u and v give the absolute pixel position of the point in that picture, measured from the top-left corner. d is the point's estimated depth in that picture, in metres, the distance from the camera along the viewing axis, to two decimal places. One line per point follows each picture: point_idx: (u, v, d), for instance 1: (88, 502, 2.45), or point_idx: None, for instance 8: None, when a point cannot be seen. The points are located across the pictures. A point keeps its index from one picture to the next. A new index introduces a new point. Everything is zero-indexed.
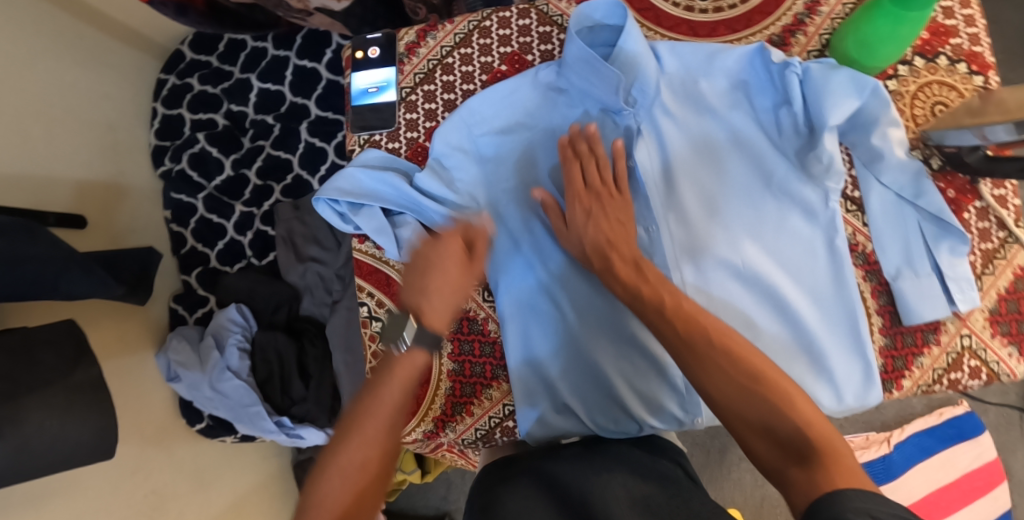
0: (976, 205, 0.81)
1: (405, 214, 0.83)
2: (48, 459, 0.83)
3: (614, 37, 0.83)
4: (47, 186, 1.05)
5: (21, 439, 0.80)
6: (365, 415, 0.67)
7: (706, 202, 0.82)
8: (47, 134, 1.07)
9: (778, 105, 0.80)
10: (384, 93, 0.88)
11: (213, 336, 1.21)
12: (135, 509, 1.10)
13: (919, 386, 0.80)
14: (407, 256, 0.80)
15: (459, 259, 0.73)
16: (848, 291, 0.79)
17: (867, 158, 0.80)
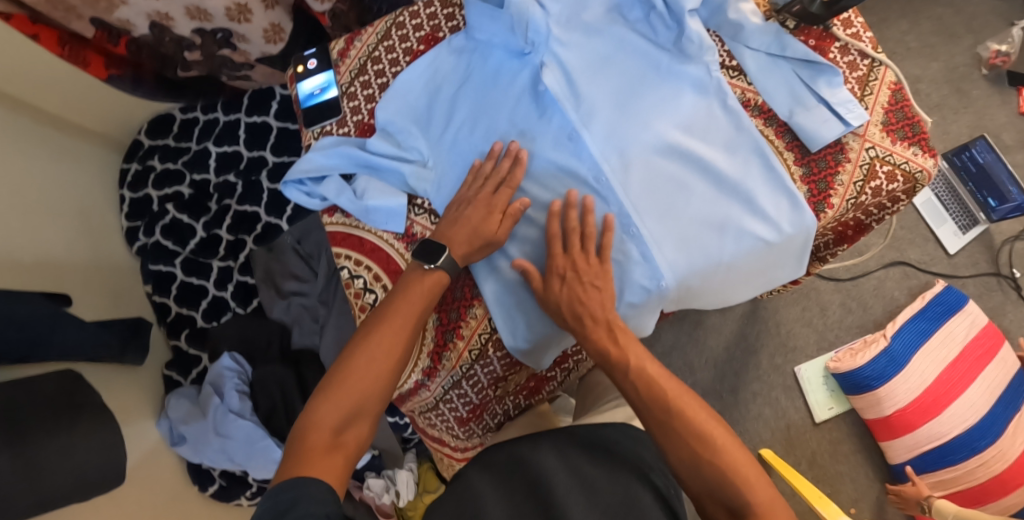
0: (836, 46, 0.95)
1: (361, 174, 0.92)
2: None
3: None
4: (26, 266, 1.13)
5: None
6: (392, 310, 0.82)
7: (612, 101, 0.92)
8: (25, 223, 1.17)
9: (647, 12, 0.94)
10: (328, 91, 1.00)
11: (211, 385, 1.23)
12: None
13: (847, 200, 0.90)
14: (373, 202, 0.89)
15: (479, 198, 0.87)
16: (752, 136, 0.89)
17: (731, 32, 0.94)
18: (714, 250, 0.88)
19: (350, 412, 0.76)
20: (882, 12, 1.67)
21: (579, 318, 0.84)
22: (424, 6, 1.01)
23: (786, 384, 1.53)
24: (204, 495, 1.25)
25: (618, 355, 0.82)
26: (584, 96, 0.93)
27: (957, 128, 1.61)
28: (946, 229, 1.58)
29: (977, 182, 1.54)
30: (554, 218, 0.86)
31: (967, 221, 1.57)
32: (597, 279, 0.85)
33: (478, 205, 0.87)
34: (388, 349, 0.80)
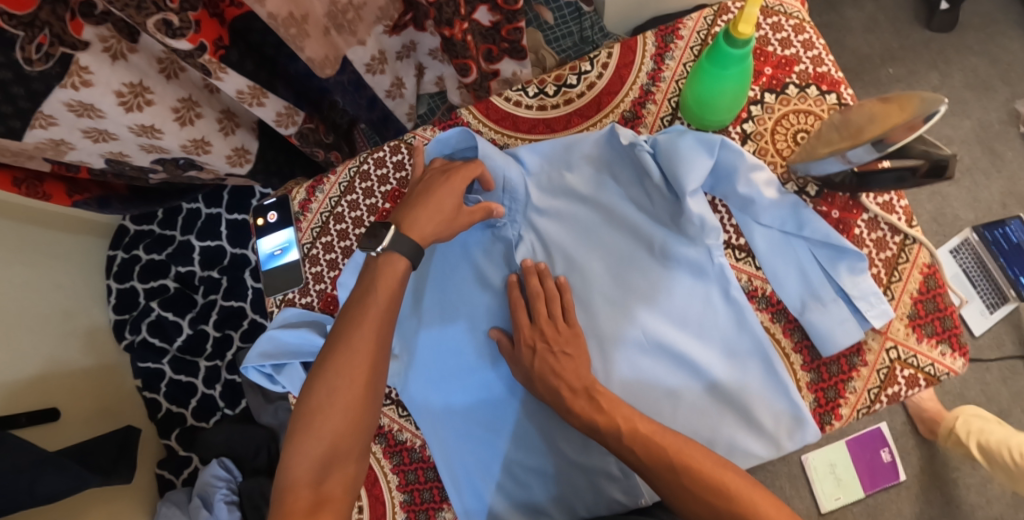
0: (864, 218, 0.82)
1: None
2: None
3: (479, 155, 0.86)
4: (10, 388, 1.09)
5: None
6: (354, 325, 0.74)
7: (597, 284, 0.83)
8: (15, 341, 1.12)
9: (641, 178, 0.82)
10: (289, 253, 0.91)
11: (201, 496, 1.21)
12: None
13: (859, 409, 0.79)
14: None
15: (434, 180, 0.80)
16: (754, 336, 0.79)
17: (740, 205, 0.81)
18: None
19: (326, 457, 0.70)
20: (912, 65, 1.42)
21: (552, 388, 0.77)
22: (390, 154, 0.90)
23: (791, 472, 1.41)
24: None
25: (606, 422, 0.73)
26: (567, 278, 0.84)
27: (989, 195, 1.37)
28: (969, 307, 1.34)
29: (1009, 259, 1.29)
30: (514, 287, 0.83)
31: (995, 298, 1.31)
32: (568, 346, 0.79)
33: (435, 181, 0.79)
34: (356, 377, 0.72)
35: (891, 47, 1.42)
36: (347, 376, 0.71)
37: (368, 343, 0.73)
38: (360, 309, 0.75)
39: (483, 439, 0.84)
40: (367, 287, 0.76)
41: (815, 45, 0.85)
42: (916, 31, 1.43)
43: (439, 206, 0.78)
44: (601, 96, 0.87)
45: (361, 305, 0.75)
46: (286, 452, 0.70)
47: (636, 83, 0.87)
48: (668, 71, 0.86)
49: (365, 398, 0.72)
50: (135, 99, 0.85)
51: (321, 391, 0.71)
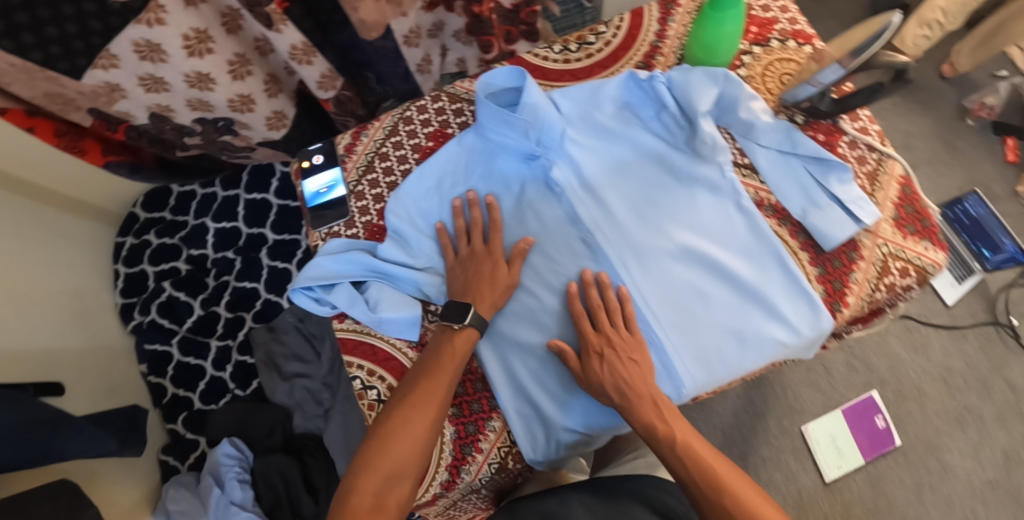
0: (845, 140, 0.94)
1: (370, 281, 0.91)
2: None
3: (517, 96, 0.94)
4: (23, 357, 1.07)
5: None
6: (428, 372, 0.82)
7: (628, 204, 0.90)
8: (17, 313, 1.10)
9: (658, 111, 0.92)
10: (335, 190, 0.98)
11: (211, 474, 1.19)
12: None
13: (863, 298, 0.89)
14: (387, 312, 0.88)
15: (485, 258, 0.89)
16: (768, 239, 0.88)
17: (742, 130, 0.92)
18: (733, 359, 0.85)
19: (388, 479, 0.77)
20: None
21: (626, 398, 0.81)
22: (432, 102, 0.99)
23: (795, 446, 1.48)
24: None
25: (665, 430, 0.80)
26: (599, 201, 0.90)
27: (949, 181, 1.55)
28: (942, 279, 1.52)
29: (970, 233, 1.51)
30: (576, 298, 0.86)
31: (962, 271, 1.52)
32: (634, 352, 0.84)
33: (484, 262, 0.89)
34: (424, 412, 0.79)
35: None
36: (416, 413, 0.79)
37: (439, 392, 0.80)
38: (433, 366, 0.82)
39: (529, 351, 0.88)
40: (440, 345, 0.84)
41: (789, 9, 1.00)
42: None
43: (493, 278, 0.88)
44: (616, 52, 0.99)
45: (436, 362, 0.83)
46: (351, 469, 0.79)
47: (646, 40, 0.98)
48: (672, 30, 0.98)
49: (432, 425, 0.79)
50: (198, 45, 0.93)
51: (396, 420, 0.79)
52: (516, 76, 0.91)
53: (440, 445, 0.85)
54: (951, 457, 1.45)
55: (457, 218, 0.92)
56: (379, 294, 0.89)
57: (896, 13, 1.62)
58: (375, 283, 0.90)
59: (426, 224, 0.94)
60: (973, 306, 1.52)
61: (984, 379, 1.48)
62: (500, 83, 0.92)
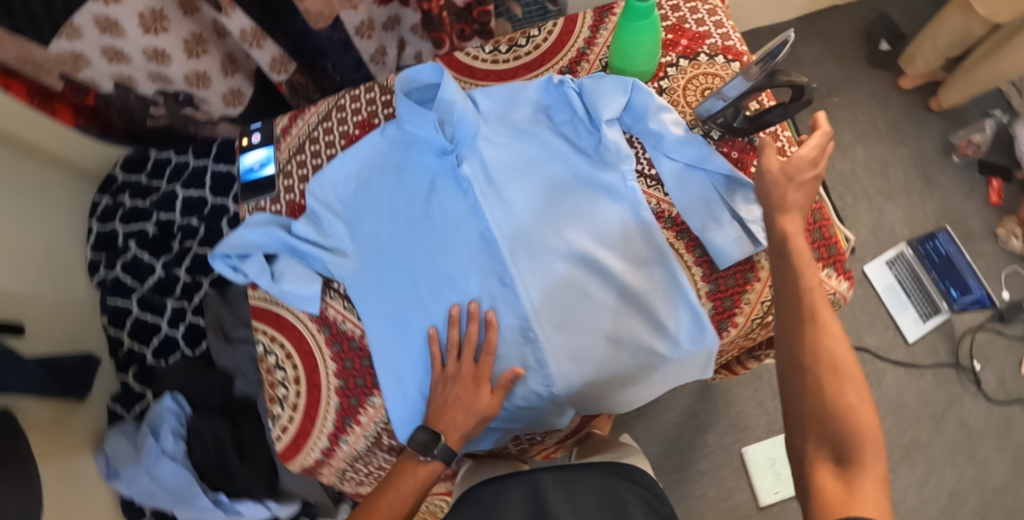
0: (759, 160, 0.94)
1: (281, 255, 0.95)
2: None
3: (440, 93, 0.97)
4: None
5: None
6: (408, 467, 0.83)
7: (530, 204, 0.93)
8: None
9: (572, 118, 0.95)
10: (266, 167, 1.03)
11: (149, 425, 1.28)
12: None
13: (753, 319, 0.90)
14: (290, 284, 0.93)
15: (466, 387, 0.85)
16: (660, 250, 0.89)
17: (652, 142, 0.93)
18: (609, 363, 0.88)
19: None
20: (855, 95, 1.55)
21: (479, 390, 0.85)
22: (366, 91, 1.03)
23: (733, 465, 1.47)
24: None
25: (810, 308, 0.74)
26: (503, 200, 0.93)
27: (924, 214, 1.49)
28: (905, 315, 1.44)
29: (939, 271, 1.45)
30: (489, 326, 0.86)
31: (928, 308, 1.44)
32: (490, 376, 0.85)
33: (466, 384, 0.85)
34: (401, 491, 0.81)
35: (835, 77, 1.55)
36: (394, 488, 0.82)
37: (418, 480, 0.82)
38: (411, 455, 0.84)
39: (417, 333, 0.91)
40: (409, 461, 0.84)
41: (725, 25, 1.00)
42: (860, 66, 1.56)
43: (468, 403, 0.84)
44: (544, 55, 1.01)
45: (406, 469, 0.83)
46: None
47: (574, 46, 1.00)
48: (601, 38, 1.00)
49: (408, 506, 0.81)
50: (154, 25, 0.99)
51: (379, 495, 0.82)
52: (436, 73, 0.94)
53: (325, 413, 0.92)
54: (897, 493, 1.37)
55: (452, 328, 0.87)
56: (286, 268, 0.94)
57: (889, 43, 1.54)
58: (284, 257, 0.95)
59: (342, 207, 0.97)
60: (936, 344, 1.44)
61: (937, 418, 1.41)
62: (423, 78, 0.95)
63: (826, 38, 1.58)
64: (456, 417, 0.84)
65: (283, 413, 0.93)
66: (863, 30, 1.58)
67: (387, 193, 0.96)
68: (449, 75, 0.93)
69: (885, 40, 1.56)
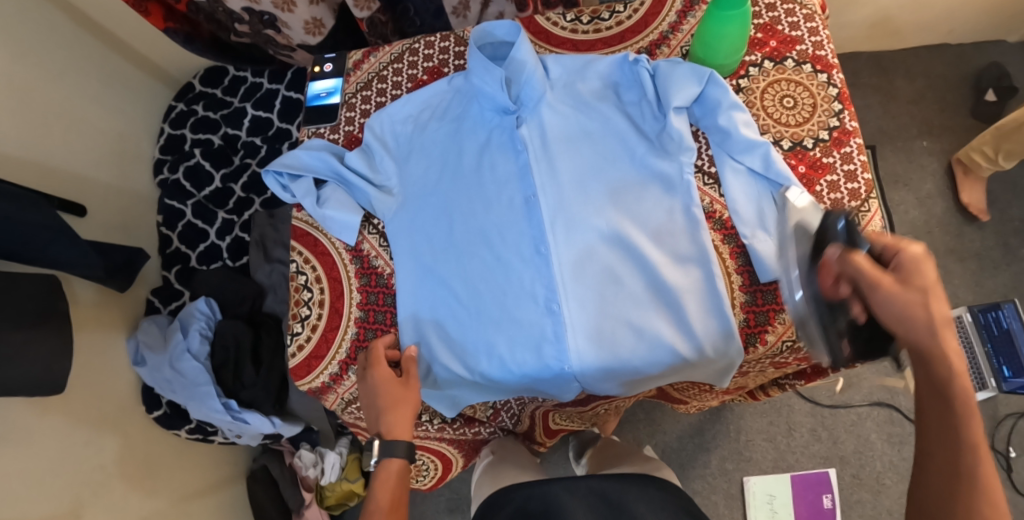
0: (827, 179, 0.89)
1: (330, 182, 0.97)
2: None
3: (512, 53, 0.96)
4: (52, 174, 1.24)
5: None
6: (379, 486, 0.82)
7: (579, 178, 0.91)
8: (63, 138, 1.27)
9: (640, 100, 0.92)
10: (333, 97, 1.05)
11: (180, 321, 1.33)
12: (60, 500, 1.12)
13: (785, 340, 0.85)
14: (332, 211, 0.94)
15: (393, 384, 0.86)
16: (703, 249, 0.86)
17: (719, 139, 0.89)
18: (627, 352, 0.85)
19: None
20: (949, 142, 1.45)
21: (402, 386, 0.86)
22: (440, 40, 1.03)
23: (729, 492, 1.44)
24: (147, 417, 1.37)
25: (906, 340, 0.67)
26: (554, 169, 0.91)
27: (992, 284, 1.39)
28: None
29: (996, 345, 1.31)
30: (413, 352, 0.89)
31: (975, 382, 1.34)
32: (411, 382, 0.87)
33: (390, 385, 0.86)
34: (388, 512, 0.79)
35: (932, 121, 1.46)
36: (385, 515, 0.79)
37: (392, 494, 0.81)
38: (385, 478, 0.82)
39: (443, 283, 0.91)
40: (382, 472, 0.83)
41: (820, 33, 0.95)
42: (960, 115, 1.46)
43: (402, 398, 0.86)
44: (625, 33, 0.98)
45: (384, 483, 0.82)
46: None
47: (658, 28, 0.97)
48: (687, 25, 0.96)
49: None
50: None
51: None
52: (514, 32, 0.93)
53: (340, 340, 0.94)
54: None
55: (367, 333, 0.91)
56: (332, 196, 0.96)
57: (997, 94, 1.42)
58: (332, 185, 0.97)
59: (396, 147, 0.98)
60: None
61: None
62: (499, 34, 0.94)
63: (930, 78, 1.48)
64: (397, 413, 0.85)
65: (302, 332, 0.95)
66: (972, 76, 1.47)
67: (441, 141, 0.96)
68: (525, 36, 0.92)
69: (992, 90, 1.43)
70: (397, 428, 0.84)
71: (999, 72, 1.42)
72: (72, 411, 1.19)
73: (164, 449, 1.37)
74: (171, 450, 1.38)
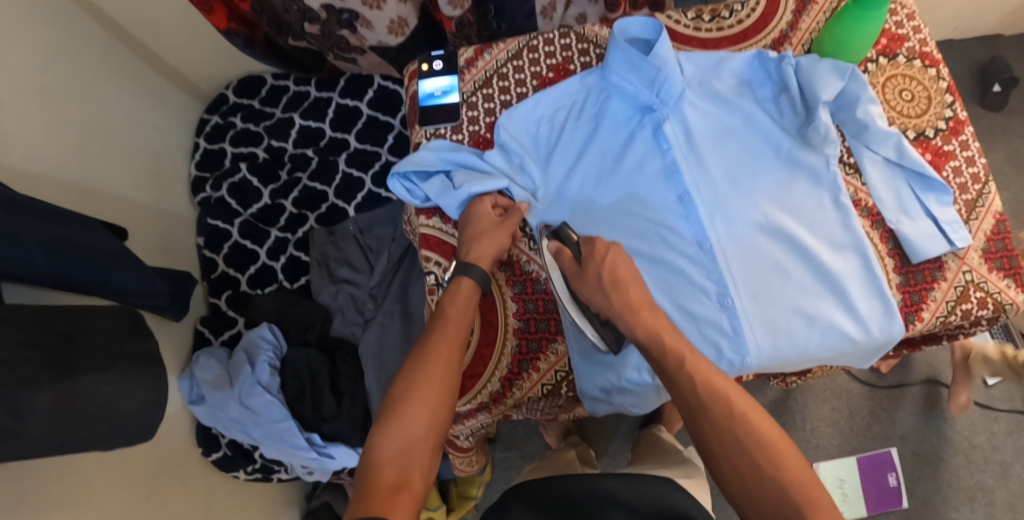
0: (951, 165, 0.95)
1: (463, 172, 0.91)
2: (91, 429, 0.78)
3: (646, 49, 0.94)
4: (89, 196, 1.07)
5: (69, 397, 0.76)
6: (436, 326, 0.80)
7: (731, 173, 0.91)
8: (99, 153, 1.11)
9: (777, 94, 0.93)
10: (449, 96, 1.00)
11: (244, 351, 1.19)
12: None
13: (937, 316, 0.91)
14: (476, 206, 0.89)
15: (489, 218, 0.88)
16: (858, 235, 0.89)
17: (855, 131, 0.92)
18: (800, 339, 0.88)
19: (430, 417, 0.72)
20: None
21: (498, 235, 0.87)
22: (560, 37, 1.00)
23: None
24: (205, 460, 1.22)
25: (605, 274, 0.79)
26: (705, 165, 0.91)
27: None
28: None
29: None
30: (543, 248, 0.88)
31: None
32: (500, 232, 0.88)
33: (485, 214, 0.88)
34: (433, 367, 0.75)
35: None
36: (429, 369, 0.75)
37: (445, 344, 0.78)
38: (438, 324, 0.81)
39: None
40: (444, 304, 0.83)
41: (923, 32, 1.01)
42: (968, 106, 1.61)
43: (495, 240, 0.87)
44: (747, 31, 1.00)
45: (441, 318, 0.81)
46: (382, 429, 0.71)
47: (777, 27, 1.00)
48: (805, 24, 0.99)
49: (447, 373, 0.76)
50: None
51: (402, 381, 0.74)
52: (652, 28, 0.92)
53: (499, 355, 0.91)
54: None
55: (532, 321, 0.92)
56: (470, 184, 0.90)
57: (1002, 86, 1.55)
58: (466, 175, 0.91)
59: (534, 148, 0.96)
60: (1011, 391, 1.46)
61: (1006, 464, 1.42)
62: (633, 32, 0.93)
63: None
64: (487, 251, 0.86)
65: None
66: (978, 72, 1.61)
67: (582, 141, 0.95)
68: (664, 32, 0.91)
69: (997, 83, 1.56)
70: (481, 259, 0.86)
71: (1000, 67, 1.56)
72: (129, 463, 1.03)
73: (229, 496, 1.23)
74: (232, 494, 1.24)
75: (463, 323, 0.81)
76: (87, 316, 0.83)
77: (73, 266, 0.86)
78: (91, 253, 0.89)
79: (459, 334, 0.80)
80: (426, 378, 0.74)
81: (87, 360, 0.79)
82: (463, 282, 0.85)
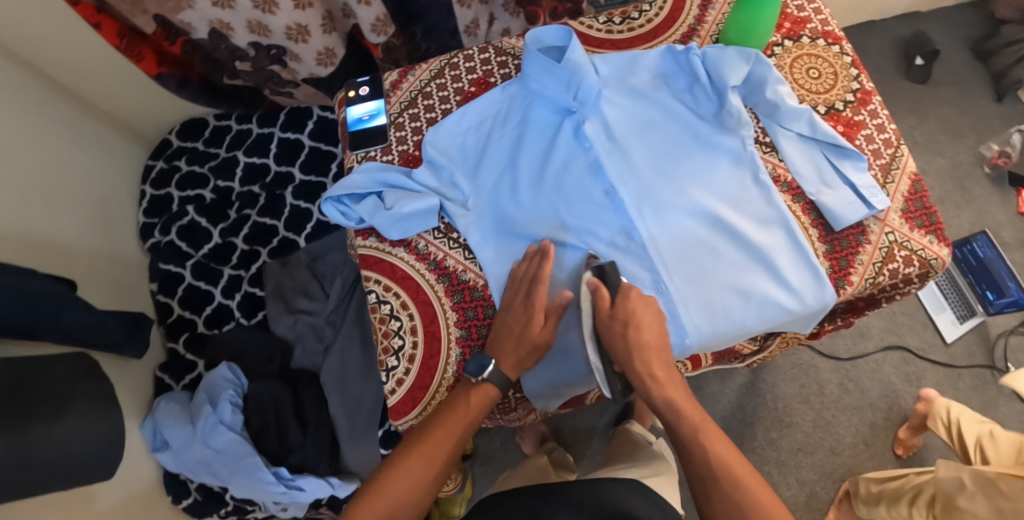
0: (863, 133, 0.99)
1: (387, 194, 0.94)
2: (46, 473, 0.78)
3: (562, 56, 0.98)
4: (33, 247, 1.06)
5: (19, 443, 0.75)
6: (441, 418, 0.83)
7: (655, 163, 0.94)
8: (41, 203, 1.11)
9: (690, 84, 0.96)
10: (377, 119, 1.03)
11: (206, 392, 1.19)
12: None
13: (867, 278, 0.93)
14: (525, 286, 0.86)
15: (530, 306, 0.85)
16: (780, 209, 0.92)
17: (768, 111, 0.96)
18: (737, 315, 0.91)
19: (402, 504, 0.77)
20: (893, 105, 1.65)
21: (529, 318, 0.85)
22: (479, 53, 1.04)
23: (779, 459, 1.45)
24: (176, 507, 1.21)
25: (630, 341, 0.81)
26: (628, 158, 0.94)
27: (961, 221, 1.56)
28: (942, 317, 1.50)
29: (976, 275, 1.47)
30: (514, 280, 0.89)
31: (964, 311, 1.49)
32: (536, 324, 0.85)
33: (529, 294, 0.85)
34: (422, 458, 0.79)
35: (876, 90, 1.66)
36: (417, 459, 0.79)
37: (441, 440, 0.80)
38: (444, 415, 0.83)
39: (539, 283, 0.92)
40: (457, 401, 0.84)
41: (823, 12, 1.06)
42: (897, 80, 1.67)
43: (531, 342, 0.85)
44: (657, 29, 1.04)
45: (449, 410, 0.83)
46: (356, 502, 0.77)
47: (685, 22, 1.04)
48: (711, 16, 1.04)
49: (435, 466, 0.79)
50: None
51: (391, 463, 0.79)
52: (563, 35, 0.95)
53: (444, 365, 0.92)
54: None
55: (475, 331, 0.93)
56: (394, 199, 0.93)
57: (925, 58, 1.62)
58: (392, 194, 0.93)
59: (463, 160, 0.98)
60: (971, 348, 1.50)
61: None
62: (547, 40, 0.96)
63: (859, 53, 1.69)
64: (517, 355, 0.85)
65: (399, 366, 0.92)
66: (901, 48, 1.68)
67: (509, 147, 0.97)
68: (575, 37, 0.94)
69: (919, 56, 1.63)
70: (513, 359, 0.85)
71: (922, 41, 1.63)
72: (92, 513, 1.02)
73: None
74: None
75: (468, 428, 0.83)
76: (32, 363, 0.84)
77: (26, 310, 0.86)
78: (39, 297, 0.89)
79: (461, 434, 0.82)
80: (409, 464, 0.79)
81: (42, 408, 0.80)
82: (485, 386, 0.84)
